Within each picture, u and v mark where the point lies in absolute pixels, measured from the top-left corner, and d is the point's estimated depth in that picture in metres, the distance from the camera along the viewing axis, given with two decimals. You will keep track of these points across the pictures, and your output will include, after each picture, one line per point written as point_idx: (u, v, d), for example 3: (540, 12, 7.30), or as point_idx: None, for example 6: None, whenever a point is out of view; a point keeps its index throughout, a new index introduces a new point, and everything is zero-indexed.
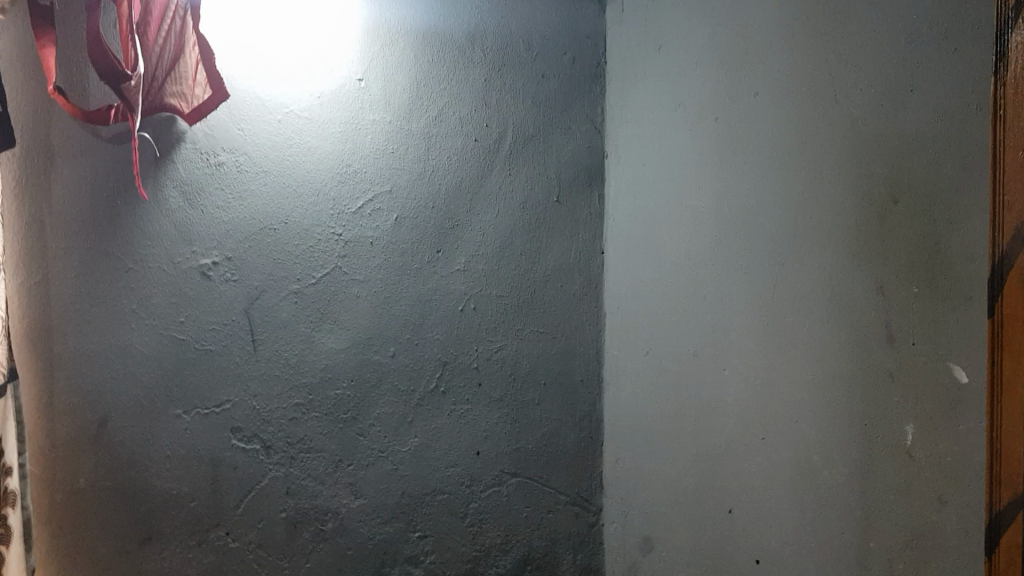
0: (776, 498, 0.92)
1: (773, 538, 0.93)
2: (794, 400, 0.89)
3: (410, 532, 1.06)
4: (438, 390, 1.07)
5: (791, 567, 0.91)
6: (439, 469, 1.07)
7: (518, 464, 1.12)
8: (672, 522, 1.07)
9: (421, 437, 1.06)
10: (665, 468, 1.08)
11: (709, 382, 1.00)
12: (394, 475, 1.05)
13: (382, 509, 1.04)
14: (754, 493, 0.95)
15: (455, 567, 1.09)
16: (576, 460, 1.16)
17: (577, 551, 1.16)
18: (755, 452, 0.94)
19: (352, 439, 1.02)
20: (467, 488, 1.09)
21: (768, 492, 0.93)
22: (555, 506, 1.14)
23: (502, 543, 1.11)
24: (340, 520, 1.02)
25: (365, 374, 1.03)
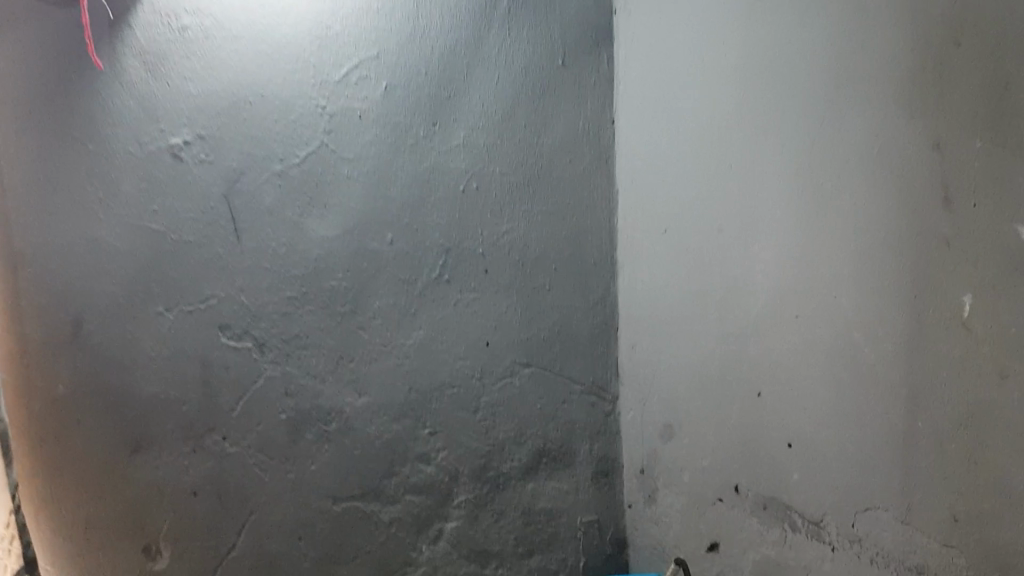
0: (817, 377, 0.86)
1: (807, 421, 0.88)
2: (847, 273, 0.81)
3: (420, 430, 1.00)
4: (442, 278, 0.99)
5: (828, 451, 0.86)
6: (448, 362, 1.01)
7: (530, 354, 1.05)
8: (695, 408, 1.01)
9: (426, 329, 0.99)
10: (683, 352, 1.02)
11: (738, 258, 0.92)
12: (401, 371, 0.98)
13: (389, 406, 0.98)
14: (789, 374, 0.89)
15: (469, 463, 1.03)
16: (592, 347, 1.09)
17: (596, 442, 1.10)
18: (793, 330, 0.87)
19: (352, 334, 0.95)
20: (478, 381, 1.03)
21: (805, 373, 0.87)
22: (571, 396, 1.08)
23: (516, 436, 1.06)
24: (346, 420, 0.96)
25: (364, 264, 0.95)
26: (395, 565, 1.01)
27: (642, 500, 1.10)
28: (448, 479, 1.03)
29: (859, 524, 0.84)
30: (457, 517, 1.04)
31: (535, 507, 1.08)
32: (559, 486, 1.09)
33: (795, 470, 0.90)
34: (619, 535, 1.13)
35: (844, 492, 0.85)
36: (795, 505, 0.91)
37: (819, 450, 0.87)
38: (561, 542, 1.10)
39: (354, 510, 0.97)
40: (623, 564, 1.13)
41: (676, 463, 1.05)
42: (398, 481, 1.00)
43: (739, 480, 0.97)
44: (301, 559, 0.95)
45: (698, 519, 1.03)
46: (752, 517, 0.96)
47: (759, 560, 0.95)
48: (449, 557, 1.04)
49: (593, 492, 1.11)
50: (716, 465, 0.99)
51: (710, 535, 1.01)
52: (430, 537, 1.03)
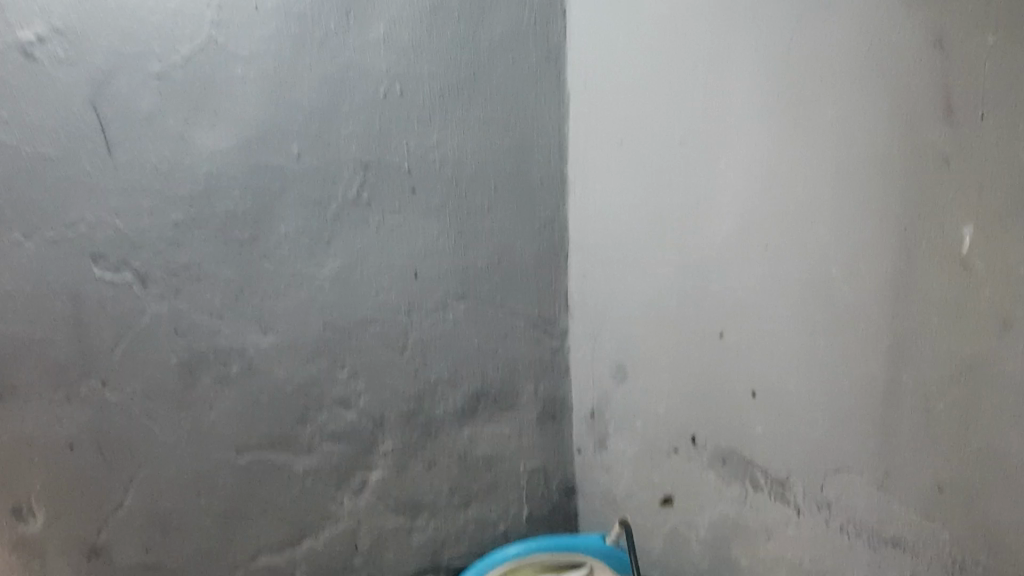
0: (781, 318, 0.76)
1: (773, 366, 0.77)
2: (811, 198, 0.71)
3: (338, 371, 0.88)
4: (360, 199, 0.86)
5: (798, 401, 0.76)
6: (370, 295, 0.89)
7: (464, 284, 0.93)
8: (651, 348, 0.90)
9: (341, 257, 0.86)
10: (638, 284, 0.90)
11: (701, 179, 0.81)
12: (314, 306, 0.86)
13: (300, 345, 0.86)
14: (756, 314, 0.78)
15: (396, 407, 0.92)
16: (539, 276, 0.98)
17: (540, 381, 1.00)
18: (756, 264, 0.77)
19: (253, 264, 0.82)
20: (405, 316, 0.91)
21: (769, 309, 0.77)
22: (512, 332, 0.97)
23: (450, 376, 0.95)
24: (248, 362, 0.84)
25: (265, 182, 0.81)
26: (313, 520, 0.90)
27: (593, 445, 1.00)
28: (372, 425, 0.91)
29: (828, 489, 0.75)
30: (384, 467, 0.93)
31: (473, 454, 0.98)
32: (501, 431, 0.99)
33: (757, 423, 0.80)
34: (567, 481, 1.04)
35: (813, 453, 0.76)
36: (757, 461, 0.81)
37: (783, 401, 0.77)
38: (503, 490, 1.00)
39: (263, 462, 0.86)
40: (571, 511, 1.05)
41: (628, 407, 0.94)
42: (313, 430, 0.88)
43: (697, 431, 0.86)
44: (202, 516, 0.84)
45: (651, 470, 0.93)
46: (710, 471, 0.86)
47: (716, 518, 0.86)
48: (374, 510, 0.94)
49: (539, 435, 1.01)
50: (674, 412, 0.88)
51: (663, 487, 0.92)
52: (353, 489, 0.92)
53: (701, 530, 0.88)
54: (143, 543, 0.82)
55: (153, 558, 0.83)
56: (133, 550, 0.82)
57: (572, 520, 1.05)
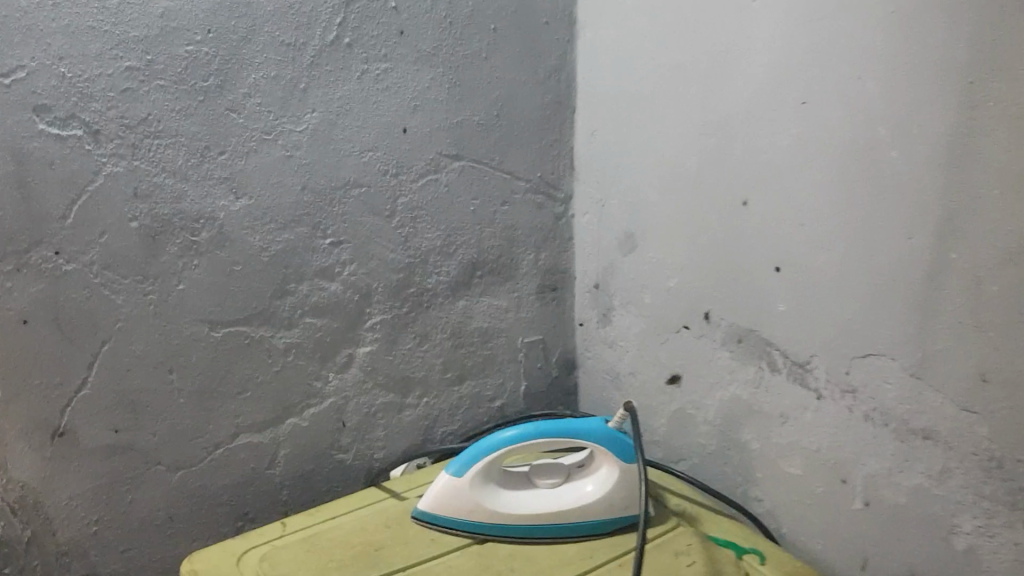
0: (810, 184, 0.68)
1: (801, 241, 0.69)
2: (855, 48, 0.63)
3: (319, 238, 0.81)
4: (341, 44, 0.77)
5: (823, 279, 0.68)
6: (353, 155, 0.80)
7: (457, 142, 0.85)
8: (662, 216, 0.82)
9: (320, 111, 0.77)
10: (651, 145, 0.82)
11: (728, 26, 0.72)
12: (290, 165, 0.77)
13: (277, 210, 0.78)
14: (782, 180, 0.70)
15: (383, 278, 0.85)
16: (542, 132, 0.90)
17: (542, 249, 0.93)
18: (787, 124, 0.69)
19: (219, 119, 0.73)
20: (393, 179, 0.82)
21: (800, 176, 0.69)
22: (512, 197, 0.89)
23: (443, 245, 0.87)
24: (219, 228, 0.76)
25: (230, 23, 0.72)
26: (296, 398, 0.84)
27: (596, 319, 0.93)
28: (358, 298, 0.84)
29: (855, 371, 0.67)
30: (371, 341, 0.86)
31: (467, 327, 0.91)
32: (497, 304, 0.92)
33: (778, 300, 0.72)
34: (567, 355, 0.98)
35: (840, 331, 0.68)
36: (775, 341, 0.74)
37: (808, 277, 0.69)
38: (499, 365, 0.94)
39: (240, 336, 0.80)
40: (571, 387, 0.99)
41: (636, 280, 0.86)
42: (293, 303, 0.81)
43: (710, 306, 0.79)
44: (175, 395, 0.78)
45: (658, 346, 0.85)
46: (723, 349, 0.78)
47: (727, 399, 0.79)
48: (361, 387, 0.87)
49: (538, 307, 0.94)
50: (686, 287, 0.81)
51: (671, 365, 0.84)
52: (338, 365, 0.85)
53: (710, 412, 0.81)
54: (112, 425, 0.75)
55: (123, 440, 0.76)
56: (101, 432, 0.75)
57: (572, 397, 0.99)
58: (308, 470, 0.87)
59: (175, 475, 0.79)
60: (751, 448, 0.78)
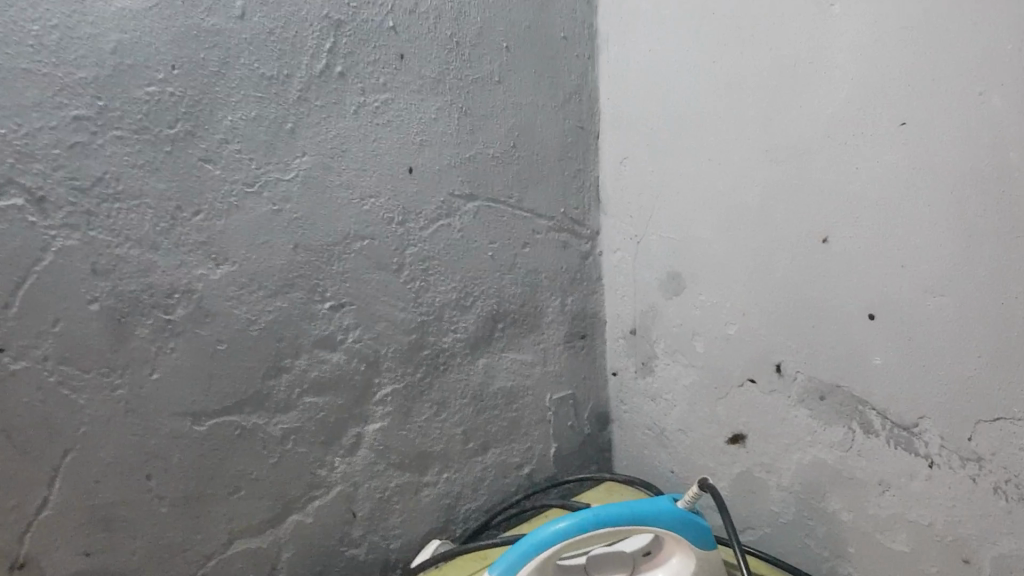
0: (914, 217, 0.56)
1: (904, 284, 0.58)
2: (976, 56, 0.51)
3: (315, 301, 0.68)
4: (333, 72, 0.64)
5: (935, 329, 0.57)
6: (353, 202, 0.67)
7: (470, 179, 0.73)
8: (717, 255, 0.70)
9: (311, 155, 0.65)
10: (700, 174, 0.70)
11: (800, 33, 0.60)
12: (279, 220, 0.65)
13: (267, 275, 0.65)
14: (876, 213, 0.58)
15: (393, 342, 0.72)
16: (563, 162, 0.79)
17: (568, 293, 0.80)
18: (883, 148, 0.57)
19: (190, 172, 0.60)
20: (400, 227, 0.70)
21: (898, 208, 0.57)
22: (532, 236, 0.77)
23: (459, 298, 0.74)
24: (197, 303, 0.63)
25: (200, 57, 0.59)
26: (298, 490, 0.71)
27: (633, 368, 0.81)
28: (363, 367, 0.71)
29: (979, 438, 0.56)
30: (382, 416, 0.73)
31: (489, 389, 0.78)
32: (523, 358, 0.79)
33: (876, 352, 0.61)
34: (600, 409, 0.86)
35: (958, 390, 0.56)
36: (869, 399, 0.62)
37: (915, 327, 0.58)
38: (526, 428, 0.81)
39: (227, 428, 0.67)
40: (604, 444, 0.87)
41: (685, 326, 0.74)
42: (290, 380, 0.68)
43: (782, 358, 0.67)
44: (155, 504, 0.65)
45: (715, 402, 0.73)
46: (801, 408, 0.67)
47: (806, 464, 0.67)
48: (372, 471, 0.74)
49: (567, 359, 0.82)
50: (750, 337, 0.69)
51: (733, 424, 0.72)
52: (345, 447, 0.73)
53: (785, 477, 0.69)
54: (83, 547, 0.62)
55: (96, 564, 0.62)
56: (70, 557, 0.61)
57: (606, 455, 0.87)
58: (315, 572, 0.74)
59: None
60: (841, 520, 0.66)
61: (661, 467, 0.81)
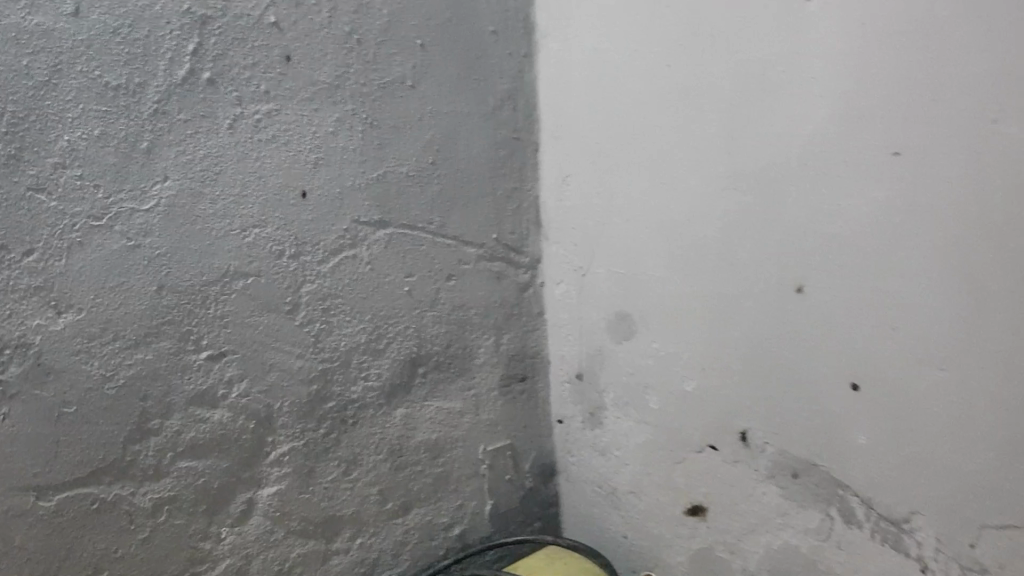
0: (906, 268, 0.44)
1: (891, 349, 0.46)
2: (989, 69, 0.39)
3: (188, 351, 0.56)
4: (199, 79, 0.53)
5: (931, 409, 0.45)
6: (230, 234, 0.56)
7: (379, 203, 0.62)
8: (670, 296, 0.58)
9: (175, 180, 0.53)
10: (651, 198, 0.58)
11: (770, 33, 0.49)
12: (136, 258, 0.53)
13: (126, 321, 0.54)
14: (860, 261, 0.46)
15: (289, 395, 0.61)
16: (496, 181, 0.68)
17: (503, 331, 0.70)
18: (870, 181, 0.45)
19: (14, 205, 0.49)
20: (293, 261, 0.59)
21: (886, 256, 0.45)
22: (460, 267, 0.67)
23: (371, 342, 0.64)
24: (34, 359, 0.51)
25: (22, 64, 0.47)
26: (176, 568, 0.59)
27: (580, 417, 0.71)
28: (253, 425, 0.60)
29: (983, 545, 0.44)
30: (278, 479, 0.62)
31: (409, 443, 0.67)
32: (450, 408, 0.69)
33: (858, 430, 0.49)
34: (543, 461, 0.75)
35: (961, 487, 0.44)
36: (852, 483, 0.50)
37: (905, 405, 0.46)
38: (455, 484, 0.71)
39: (82, 501, 0.55)
40: (549, 498, 0.76)
41: (637, 376, 0.63)
42: (160, 445, 0.57)
43: (746, 424, 0.55)
44: None
45: (673, 466, 0.62)
46: (770, 485, 0.55)
47: (775, 550, 0.55)
48: (268, 541, 0.63)
49: (503, 407, 0.72)
50: (707, 397, 0.57)
51: (691, 492, 0.61)
52: (234, 516, 0.61)
53: (752, 562, 0.57)
54: None
55: None
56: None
57: (552, 512, 0.77)
58: None
59: None
60: None
61: (614, 530, 0.69)
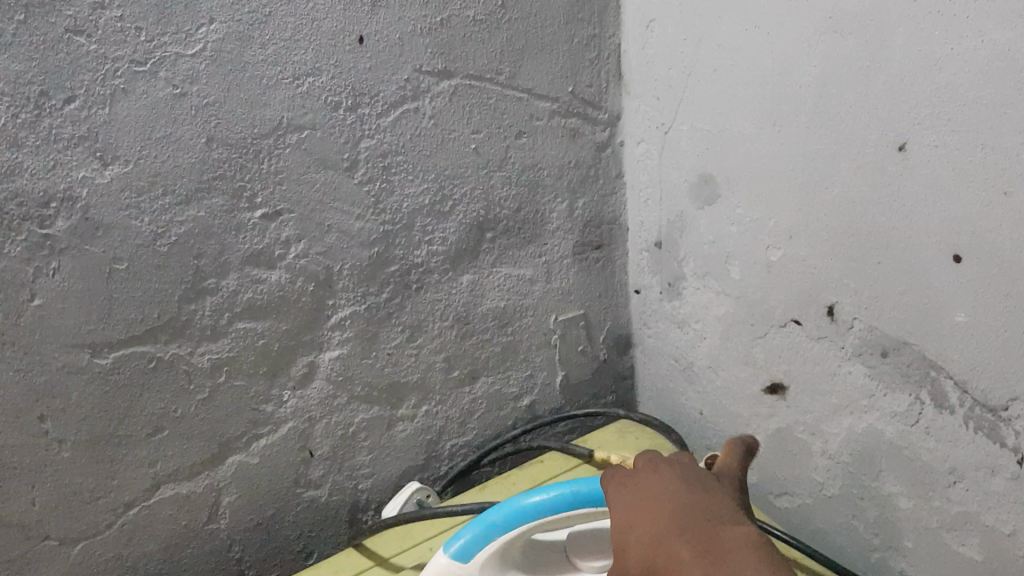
0: None
1: (1004, 217, 0.40)
2: None
3: (242, 210, 0.54)
4: None
5: None
6: (282, 83, 0.52)
7: (443, 50, 0.57)
8: (760, 155, 0.53)
9: (221, 23, 0.50)
10: (740, 42, 0.52)
11: None
12: (184, 107, 0.50)
13: (177, 175, 0.51)
14: (977, 114, 0.40)
15: (349, 257, 0.58)
16: (573, 28, 0.62)
17: (579, 195, 0.66)
18: (991, 16, 0.38)
19: (53, 48, 0.46)
20: (350, 114, 0.55)
21: (1006, 108, 0.38)
22: (531, 124, 0.62)
23: (435, 202, 0.60)
24: (83, 213, 0.49)
25: None
26: (238, 429, 0.59)
27: (658, 289, 0.67)
28: (312, 288, 0.58)
29: None
30: (341, 343, 0.60)
31: (477, 310, 0.65)
32: (521, 275, 0.66)
33: (960, 306, 0.43)
34: (620, 332, 0.72)
35: None
36: (947, 364, 0.45)
37: (1016, 281, 0.40)
38: (524, 355, 0.68)
39: (139, 360, 0.54)
40: (624, 369, 0.74)
41: (718, 244, 0.58)
42: (217, 304, 0.55)
43: (835, 297, 0.50)
44: (53, 450, 0.53)
45: (753, 340, 0.58)
46: (857, 363, 0.50)
47: (858, 434, 0.51)
48: (331, 404, 0.62)
49: (577, 274, 0.68)
50: (793, 265, 0.53)
51: (771, 370, 0.57)
52: (296, 380, 0.60)
53: (832, 445, 0.53)
54: None
55: None
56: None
57: (627, 383, 0.74)
58: (267, 518, 0.62)
59: (76, 547, 0.55)
60: (896, 507, 0.50)
61: (689, 407, 0.66)
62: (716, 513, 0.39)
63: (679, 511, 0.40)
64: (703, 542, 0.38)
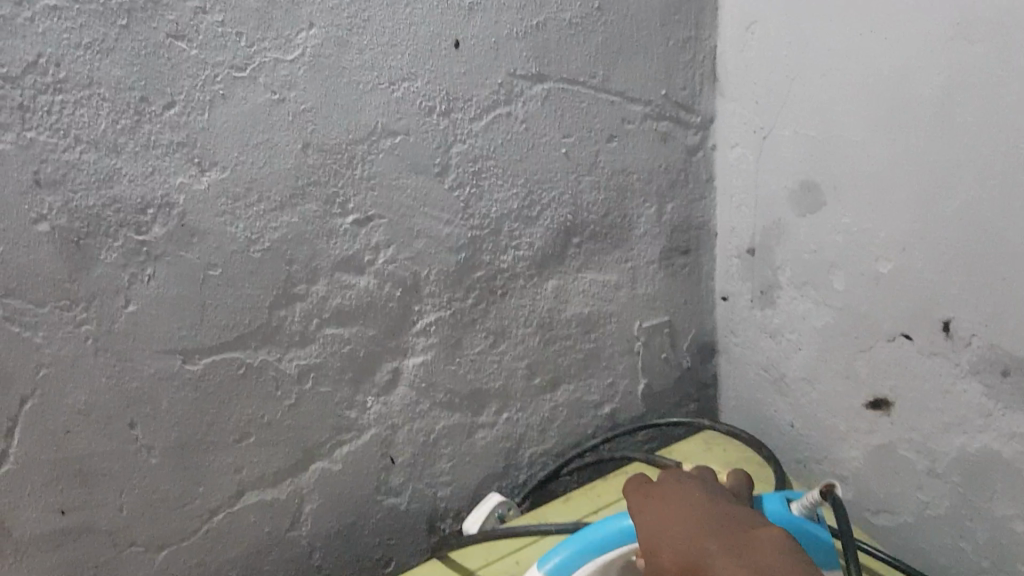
0: None
1: None
2: None
3: (335, 215, 0.53)
4: None
5: None
6: (379, 88, 0.52)
7: (537, 55, 0.56)
8: (871, 166, 0.51)
9: (320, 27, 0.49)
10: (854, 48, 0.51)
11: None
12: (281, 113, 0.49)
13: (272, 181, 0.50)
14: None
15: (438, 263, 0.58)
16: (668, 30, 0.61)
17: (666, 200, 0.65)
18: None
19: (154, 53, 0.45)
20: (443, 118, 0.54)
21: None
22: (621, 127, 0.61)
23: (525, 208, 0.59)
24: (178, 220, 0.48)
25: None
26: (322, 436, 0.58)
27: (749, 295, 0.66)
28: (400, 293, 0.57)
29: None
30: (424, 350, 0.59)
31: (561, 316, 0.64)
32: (605, 281, 0.65)
33: None
34: (703, 339, 0.71)
35: None
36: None
37: None
38: (606, 362, 0.67)
39: (228, 367, 0.53)
40: (705, 377, 0.72)
41: (821, 253, 0.57)
42: (306, 310, 0.54)
43: (951, 312, 0.49)
44: (142, 457, 0.52)
45: (855, 353, 0.56)
46: (973, 381, 0.49)
47: (970, 454, 0.50)
48: (414, 412, 0.61)
49: (662, 280, 0.67)
50: (904, 281, 0.51)
51: (873, 384, 0.56)
52: (380, 386, 0.59)
53: (941, 463, 0.52)
54: (58, 506, 0.50)
55: (76, 523, 0.51)
56: (38, 516, 0.50)
57: (707, 391, 0.73)
58: (348, 526, 0.61)
59: (160, 554, 0.54)
60: (1012, 530, 0.49)
61: (779, 418, 0.66)
62: (737, 516, 0.41)
63: (700, 511, 0.42)
64: (727, 537, 0.40)
